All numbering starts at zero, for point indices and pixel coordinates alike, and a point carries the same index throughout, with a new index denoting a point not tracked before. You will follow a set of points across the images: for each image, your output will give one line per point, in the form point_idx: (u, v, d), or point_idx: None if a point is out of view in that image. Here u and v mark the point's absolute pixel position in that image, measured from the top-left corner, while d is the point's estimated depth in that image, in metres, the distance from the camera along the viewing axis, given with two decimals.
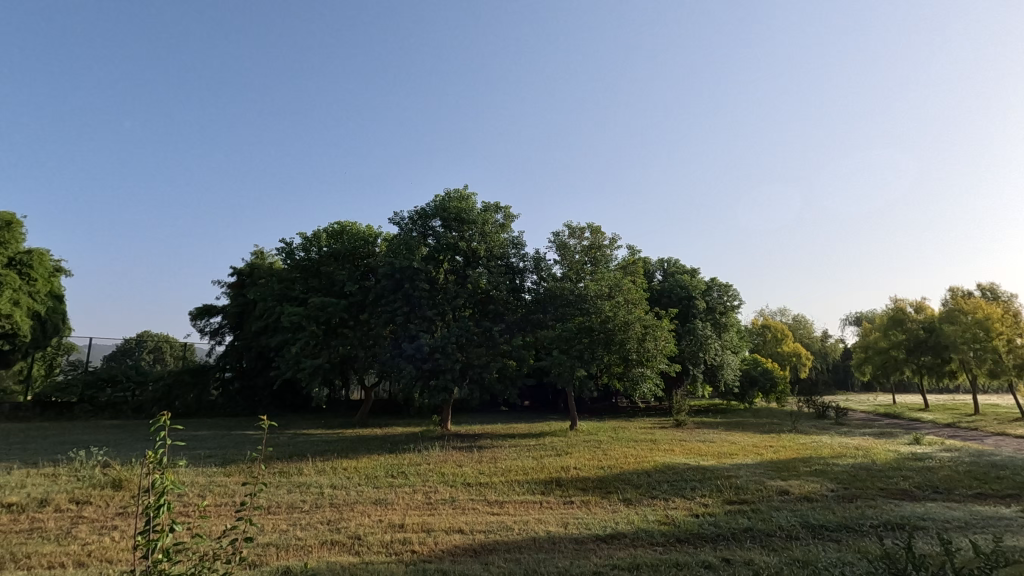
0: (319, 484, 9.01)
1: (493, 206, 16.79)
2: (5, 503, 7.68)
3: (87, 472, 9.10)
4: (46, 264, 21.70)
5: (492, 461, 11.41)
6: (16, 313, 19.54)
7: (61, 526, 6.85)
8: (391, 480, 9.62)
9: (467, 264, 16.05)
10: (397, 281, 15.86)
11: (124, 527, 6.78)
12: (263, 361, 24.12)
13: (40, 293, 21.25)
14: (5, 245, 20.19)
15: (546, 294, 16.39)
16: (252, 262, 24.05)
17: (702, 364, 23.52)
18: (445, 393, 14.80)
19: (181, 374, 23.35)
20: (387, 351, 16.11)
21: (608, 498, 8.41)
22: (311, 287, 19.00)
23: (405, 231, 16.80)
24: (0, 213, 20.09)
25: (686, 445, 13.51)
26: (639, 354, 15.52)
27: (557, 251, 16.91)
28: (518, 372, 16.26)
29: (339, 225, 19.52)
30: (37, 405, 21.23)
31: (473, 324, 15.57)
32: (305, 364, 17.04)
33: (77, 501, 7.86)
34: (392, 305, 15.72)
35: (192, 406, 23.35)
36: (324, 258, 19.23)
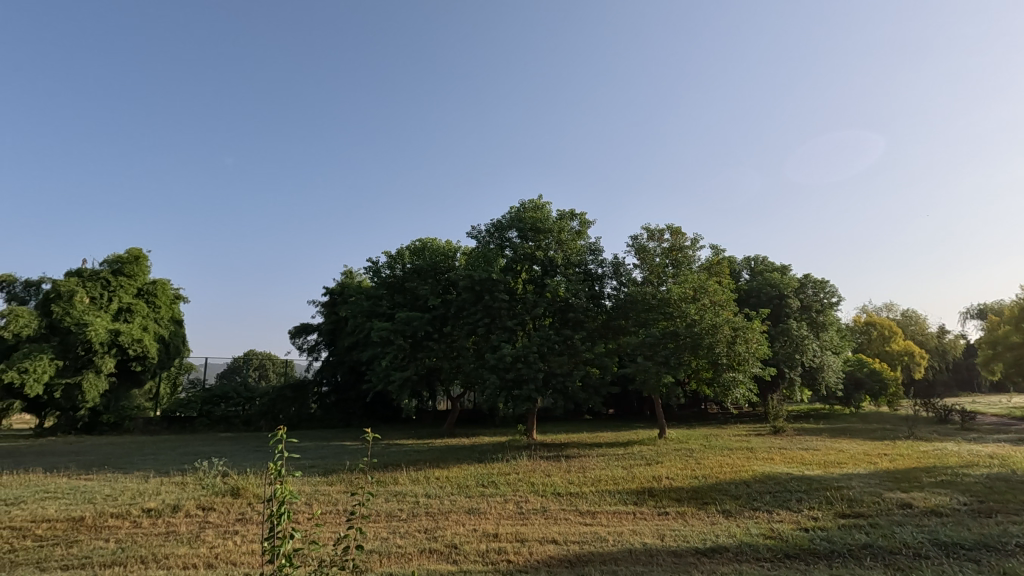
0: (414, 493, 9.35)
1: (569, 214, 16.81)
2: (146, 508, 8.60)
3: (211, 481, 10.01)
4: (169, 292, 24.15)
5: (580, 471, 11.30)
6: (145, 337, 21.89)
7: (191, 530, 7.55)
8: (483, 489, 9.78)
9: (545, 272, 16.10)
10: (477, 294, 16.17)
11: (243, 532, 7.36)
12: (355, 375, 25.43)
13: (164, 318, 23.64)
14: (135, 277, 22.91)
15: (627, 300, 16.07)
16: (342, 282, 25.55)
17: (800, 366, 22.05)
18: (528, 402, 14.83)
19: (283, 389, 25.12)
20: (471, 362, 16.44)
21: (706, 509, 8.06)
22: (396, 303, 19.83)
23: (483, 244, 17.20)
24: (130, 249, 22.81)
25: (787, 453, 12.67)
26: (730, 358, 14.80)
27: (636, 254, 16.58)
28: (602, 380, 16.07)
29: (421, 242, 20.28)
30: (164, 420, 23.59)
31: (553, 332, 15.55)
32: (395, 377, 17.75)
33: (203, 507, 8.65)
34: (473, 317, 16.03)
35: (294, 419, 25.02)
36: (407, 274, 20.03)
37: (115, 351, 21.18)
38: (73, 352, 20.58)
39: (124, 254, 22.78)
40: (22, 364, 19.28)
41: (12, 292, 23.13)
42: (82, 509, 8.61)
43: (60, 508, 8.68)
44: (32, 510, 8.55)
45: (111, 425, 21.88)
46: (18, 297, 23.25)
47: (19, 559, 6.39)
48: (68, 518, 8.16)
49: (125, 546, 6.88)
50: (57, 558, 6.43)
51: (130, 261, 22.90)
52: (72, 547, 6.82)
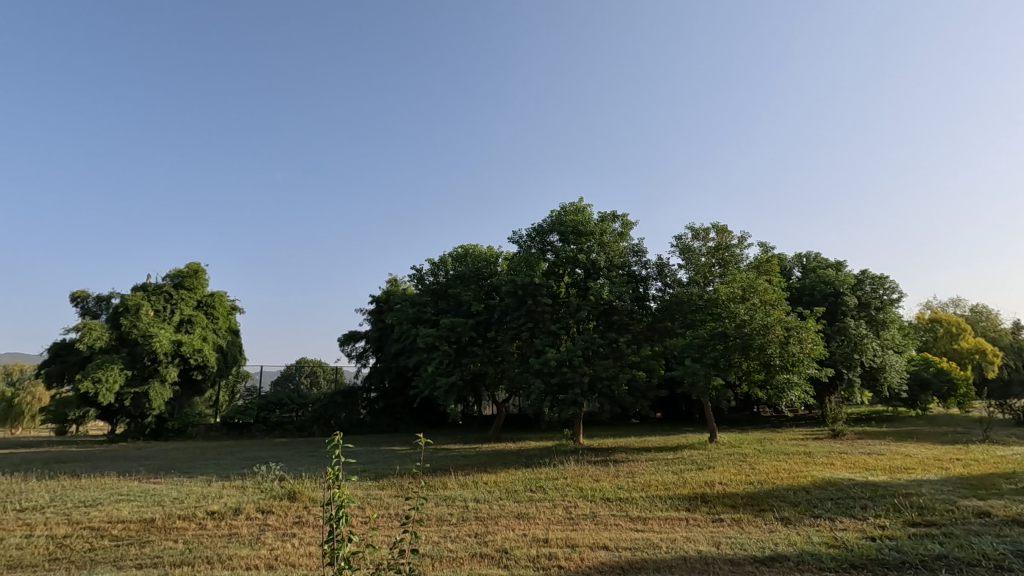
0: (463, 497, 9.43)
1: (611, 216, 16.65)
2: (209, 510, 9.00)
3: (269, 485, 10.40)
4: (225, 304, 25.27)
5: (629, 476, 11.12)
6: (205, 347, 22.98)
7: (252, 532, 7.86)
8: (531, 494, 9.76)
9: (588, 275, 15.99)
10: (520, 298, 16.21)
11: (301, 534, 7.60)
12: (402, 381, 25.92)
13: (222, 329, 24.75)
14: (195, 290, 24.08)
15: (672, 301, 15.79)
16: (388, 289, 26.13)
17: (859, 366, 21.05)
18: (574, 406, 14.71)
19: (334, 396, 25.87)
20: (516, 367, 16.47)
21: (763, 516, 7.79)
22: (441, 309, 20.10)
23: (525, 248, 17.23)
24: (190, 264, 24.01)
25: (848, 458, 12.11)
26: (783, 359, 14.28)
27: (681, 255, 16.24)
28: (649, 383, 15.80)
29: (463, 248, 20.52)
30: (224, 426, 24.65)
31: (598, 336, 15.40)
32: (441, 382, 17.98)
33: (263, 510, 8.98)
34: (517, 321, 16.07)
35: (345, 424, 25.71)
36: (450, 280, 20.30)
37: (178, 360, 22.31)
38: (140, 362, 21.81)
39: (184, 268, 24.00)
40: (95, 374, 20.57)
41: (86, 307, 24.74)
42: (153, 511, 9.10)
43: (133, 510, 9.21)
44: (108, 511, 9.10)
45: (176, 431, 22.94)
46: (91, 311, 24.85)
47: (98, 558, 6.81)
48: (140, 519, 8.63)
49: (192, 546, 7.23)
50: (131, 557, 6.81)
51: (190, 275, 24.11)
52: (145, 547, 7.21)
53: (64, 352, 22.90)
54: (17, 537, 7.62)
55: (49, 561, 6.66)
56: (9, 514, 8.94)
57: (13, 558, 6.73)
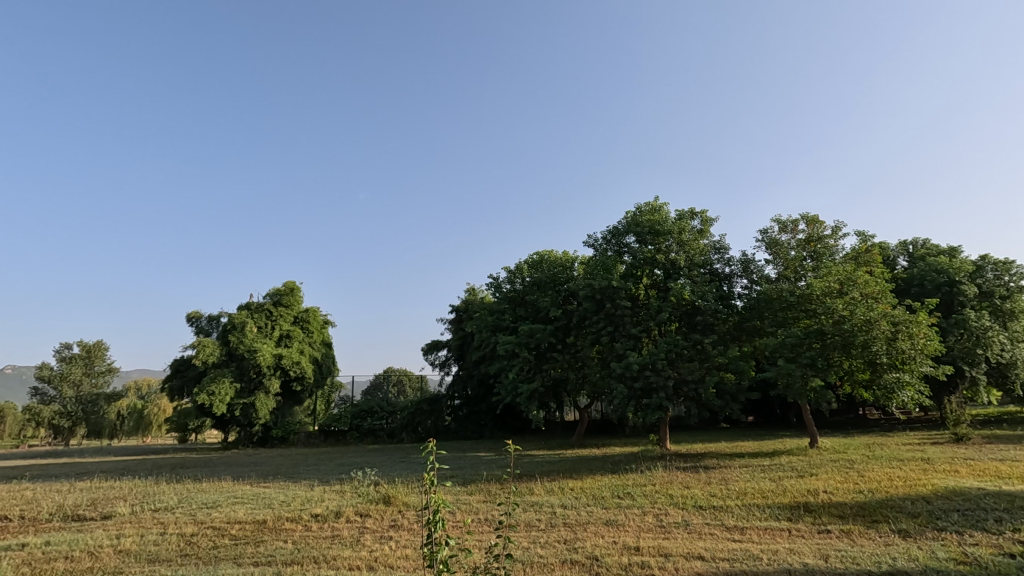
0: (550, 503, 9.44)
1: (689, 213, 16.15)
2: (314, 513, 9.62)
3: (365, 490, 10.95)
4: (319, 318, 26.98)
5: (723, 483, 10.64)
6: (302, 360, 24.65)
7: (352, 534, 8.30)
8: (619, 501, 9.60)
9: (668, 276, 15.56)
10: (598, 302, 16.02)
11: (397, 537, 7.94)
12: (484, 389, 26.41)
13: (316, 342, 26.44)
14: (292, 307, 25.91)
15: (760, 299, 15.03)
16: (467, 299, 26.78)
17: (984, 363, 18.92)
18: (660, 411, 14.29)
19: (420, 403, 26.80)
20: (597, 372, 16.28)
21: (876, 528, 7.17)
22: (519, 316, 20.31)
23: (600, 251, 17.10)
24: (287, 282, 25.86)
25: (975, 465, 10.89)
26: (891, 357, 13.16)
27: (768, 250, 15.42)
28: (739, 386, 15.08)
29: (538, 255, 20.70)
30: (321, 434, 26.19)
31: (681, 338, 14.88)
32: (523, 389, 18.08)
33: (361, 514, 9.46)
34: (596, 326, 15.89)
35: (432, 431, 26.57)
36: (527, 287, 20.49)
37: (279, 373, 24.07)
38: (247, 375, 23.75)
39: (282, 287, 25.91)
40: (210, 387, 22.62)
41: (199, 326, 27.29)
42: (265, 513, 9.87)
43: (247, 512, 10.03)
44: (227, 512, 9.98)
45: (280, 438, 24.69)
46: (204, 330, 27.39)
47: (221, 555, 7.46)
48: (254, 520, 9.38)
49: (300, 547, 7.75)
50: (248, 555, 7.40)
51: (287, 293, 25.97)
52: (260, 546, 7.82)
53: (183, 367, 25.36)
54: (153, 534, 8.54)
55: (180, 556, 7.40)
56: (146, 514, 10.03)
57: (151, 552, 7.53)
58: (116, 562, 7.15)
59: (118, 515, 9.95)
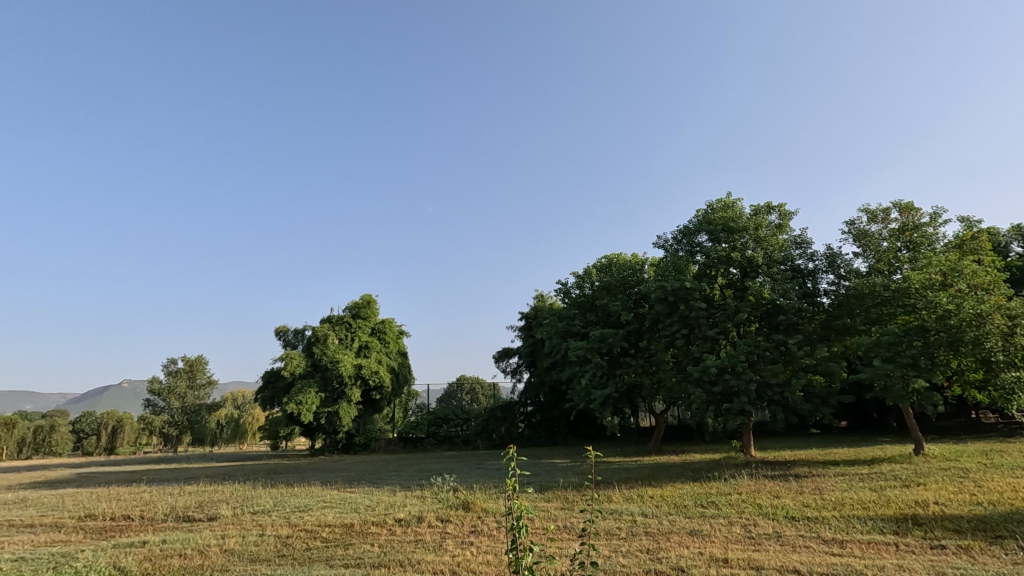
0: (630, 511, 9.23)
1: (766, 208, 15.42)
2: (397, 518, 9.94)
3: (445, 496, 11.19)
4: (394, 329, 28.00)
5: (816, 493, 9.98)
6: (380, 370, 25.67)
7: (435, 539, 8.50)
8: (703, 510, 9.23)
9: (745, 274, 14.89)
10: (671, 305, 15.57)
11: (478, 543, 8.04)
12: (557, 395, 26.29)
13: (392, 352, 27.43)
14: (369, 319, 27.06)
15: (850, 295, 14.06)
16: (536, 305, 26.86)
17: None
18: (742, 416, 13.64)
19: (494, 410, 27.10)
20: (673, 376, 15.80)
21: (1001, 544, 6.46)
22: (589, 321, 20.11)
23: (671, 252, 16.71)
24: (364, 296, 27.05)
25: None
26: (1008, 354, 11.88)
27: (856, 242, 14.44)
28: (830, 389, 14.18)
29: (607, 259, 20.57)
30: (400, 441, 27.06)
31: (763, 338, 14.14)
32: (596, 395, 17.81)
33: (442, 519, 9.67)
34: (669, 329, 15.43)
35: (506, 438, 26.77)
36: (597, 291, 20.32)
37: (360, 383, 25.17)
38: (331, 385, 25.01)
39: (360, 300, 27.12)
40: (298, 397, 23.98)
41: (287, 339, 29.05)
42: (352, 517, 10.32)
43: (336, 516, 10.53)
44: (318, 516, 10.54)
45: (362, 445, 25.76)
46: (291, 343, 29.11)
47: (315, 556, 7.87)
48: (342, 524, 9.83)
49: (387, 550, 8.04)
50: (340, 557, 7.76)
51: (364, 305, 27.15)
52: (350, 549, 8.18)
53: (274, 379, 27.06)
54: (254, 535, 9.16)
55: (278, 557, 7.87)
56: (246, 516, 10.77)
57: (253, 552, 8.07)
58: (223, 560, 7.72)
59: (223, 517, 10.75)
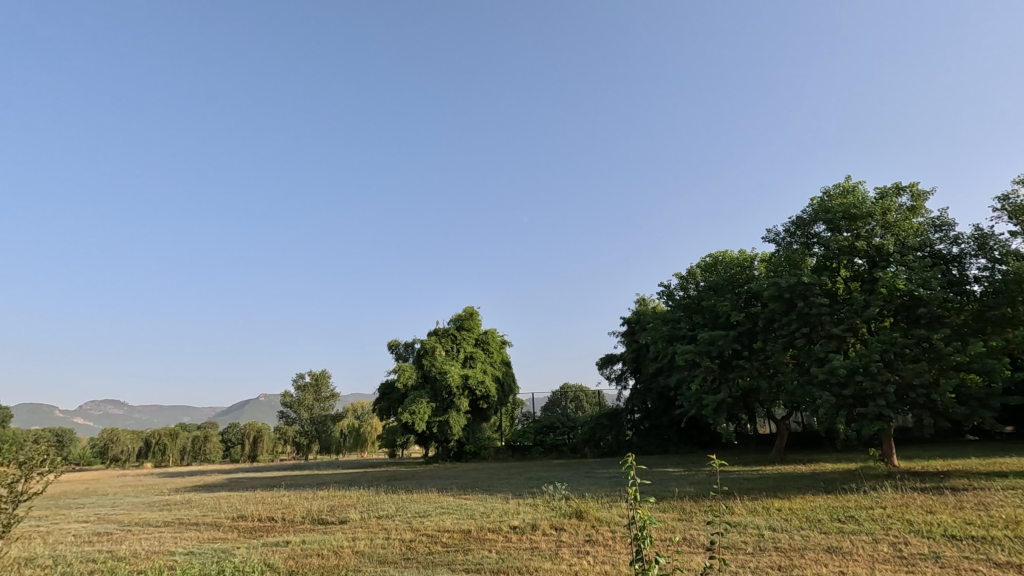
0: (756, 525, 8.64)
1: (894, 189, 13.97)
2: (512, 525, 10.09)
3: (557, 505, 11.19)
4: (497, 339, 28.64)
5: (981, 509, 8.71)
6: (486, 379, 26.36)
7: (551, 547, 8.52)
8: (841, 525, 8.41)
9: (873, 265, 13.51)
10: (787, 302, 14.48)
11: (595, 552, 7.93)
12: (665, 401, 25.44)
13: (496, 361, 28.04)
14: (472, 330, 27.95)
15: (1007, 281, 12.22)
16: (638, 309, 26.27)
17: None
18: (880, 422, 12.30)
19: (600, 418, 26.74)
20: (794, 379, 14.64)
21: None
22: (696, 323, 19.29)
23: (786, 246, 15.91)
24: (466, 307, 27.97)
25: None
26: None
27: (1012, 219, 12.63)
28: (990, 389, 12.35)
29: (712, 258, 20.07)
30: (509, 449, 27.52)
31: (900, 335, 12.68)
32: (708, 401, 16.86)
33: (556, 527, 9.67)
34: (787, 328, 14.32)
35: (615, 445, 26.31)
36: (703, 292, 19.65)
37: (467, 392, 25.98)
38: (440, 395, 26.00)
39: (463, 312, 28.08)
40: (411, 407, 25.19)
41: (398, 352, 30.75)
42: (468, 523, 10.64)
43: (454, 522, 10.91)
44: (437, 521, 11.00)
45: (472, 453, 26.53)
46: (403, 356, 30.76)
47: (436, 560, 8.21)
48: (460, 530, 10.17)
49: (505, 556, 8.19)
50: (460, 562, 8.03)
51: (467, 317, 28.08)
52: (469, 554, 8.44)
53: (389, 391, 28.71)
54: (381, 538, 9.75)
55: (404, 559, 8.31)
56: (373, 520, 11.50)
57: (381, 555, 8.58)
58: (356, 561, 8.29)
59: (352, 520, 11.56)
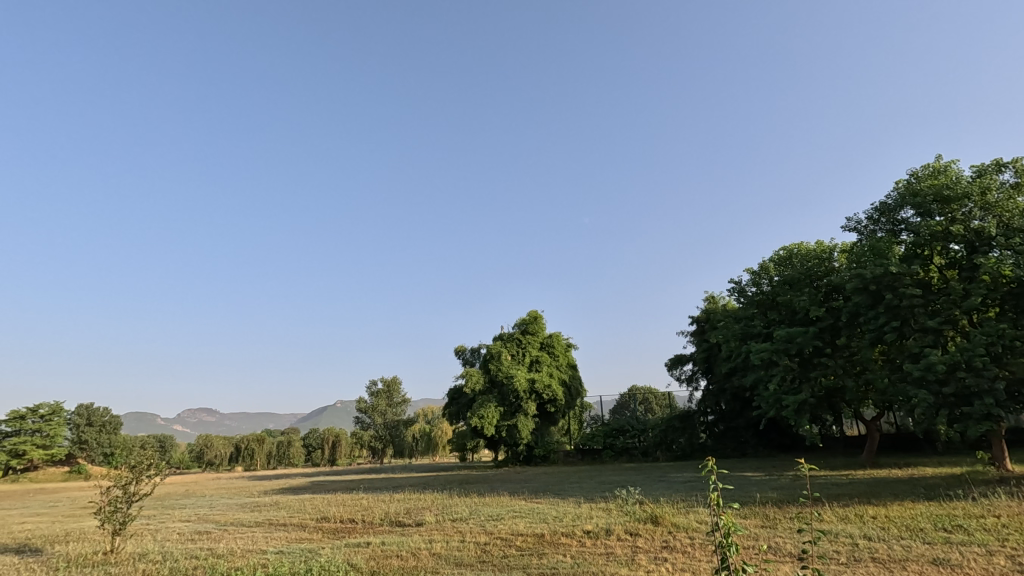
0: (849, 533, 8.08)
1: (992, 166, 12.78)
2: (585, 529, 9.99)
3: (631, 510, 10.95)
4: (561, 342, 28.54)
5: None
6: (552, 383, 26.31)
7: (626, 553, 8.36)
8: (947, 535, 7.71)
9: (973, 251, 12.37)
10: (874, 295, 13.46)
11: (673, 559, 7.70)
12: (740, 402, 24.40)
13: (562, 365, 27.92)
14: (537, 334, 28.01)
15: None
16: (707, 308, 25.42)
17: None
18: (988, 422, 11.20)
19: (671, 420, 25.98)
20: (885, 377, 13.62)
21: None
22: (771, 320, 18.39)
23: (869, 236, 14.97)
24: (530, 312, 28.05)
25: None
26: None
27: None
28: None
29: (786, 251, 19.09)
30: (578, 452, 27.30)
31: (1009, 326, 11.52)
32: (788, 402, 15.94)
33: (631, 533, 9.47)
34: (874, 322, 13.32)
35: (688, 449, 25.48)
36: (778, 287, 18.75)
37: (534, 396, 26.02)
38: (508, 399, 26.17)
39: (527, 316, 28.18)
40: (479, 411, 25.51)
41: (465, 358, 31.24)
42: (541, 527, 10.63)
43: (526, 525, 10.95)
44: (510, 525, 11.06)
45: (542, 457, 26.53)
46: (469, 361, 31.22)
47: (512, 564, 8.25)
48: (533, 533, 10.18)
49: (580, 561, 8.11)
50: (535, 566, 8.03)
51: (531, 321, 28.16)
52: (544, 559, 8.41)
53: (457, 396, 29.20)
54: (455, 541, 9.92)
55: (480, 562, 8.42)
56: (447, 523, 11.73)
57: (458, 557, 8.73)
58: (432, 563, 8.49)
59: (427, 522, 11.85)
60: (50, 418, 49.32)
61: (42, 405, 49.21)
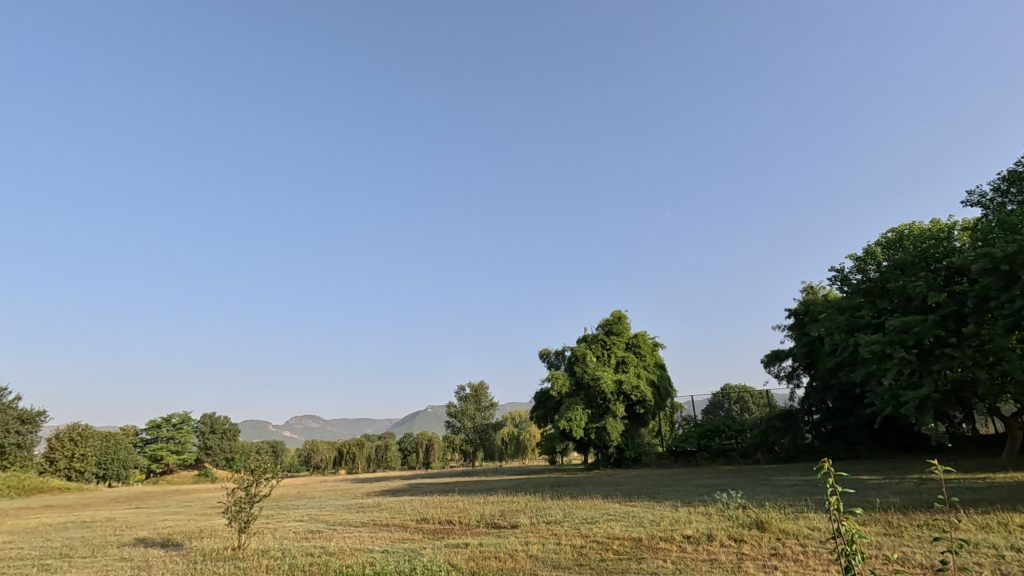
0: (991, 543, 7.21)
1: None
2: (685, 534, 9.65)
3: (734, 514, 10.43)
4: (648, 342, 27.85)
5: None
6: (640, 384, 25.70)
7: (732, 560, 7.96)
8: None
9: None
10: (1007, 275, 11.96)
11: (785, 567, 7.25)
12: (850, 400, 22.58)
13: (650, 365, 27.20)
14: (621, 334, 27.49)
15: None
16: (806, 299, 23.77)
17: None
18: None
19: (772, 420, 24.40)
20: None
21: None
22: (882, 308, 16.86)
23: (997, 209, 13.36)
24: (614, 312, 27.55)
25: None
26: None
27: None
28: None
29: (895, 233, 17.49)
30: (671, 455, 26.41)
31: None
32: (907, 398, 14.50)
33: (735, 538, 9.03)
34: (1009, 306, 11.82)
35: (792, 450, 23.84)
36: (888, 273, 17.19)
37: (622, 398, 25.52)
38: (595, 402, 25.84)
39: (611, 316, 27.75)
40: (567, 414, 25.37)
41: (550, 361, 31.31)
42: (638, 531, 10.38)
43: (623, 529, 10.75)
44: (606, 528, 10.92)
45: (633, 459, 26.04)
46: (554, 364, 31.25)
47: (610, 567, 8.13)
48: (630, 537, 9.98)
49: (682, 567, 7.82)
50: (635, 570, 7.87)
51: (616, 322, 27.67)
52: (643, 563, 8.21)
53: (544, 399, 29.28)
54: (552, 543, 9.95)
55: (578, 565, 8.36)
56: (542, 525, 11.79)
57: (555, 560, 8.74)
58: (531, 565, 8.56)
59: (522, 525, 11.97)
60: (181, 426, 54.87)
61: (173, 416, 54.79)
